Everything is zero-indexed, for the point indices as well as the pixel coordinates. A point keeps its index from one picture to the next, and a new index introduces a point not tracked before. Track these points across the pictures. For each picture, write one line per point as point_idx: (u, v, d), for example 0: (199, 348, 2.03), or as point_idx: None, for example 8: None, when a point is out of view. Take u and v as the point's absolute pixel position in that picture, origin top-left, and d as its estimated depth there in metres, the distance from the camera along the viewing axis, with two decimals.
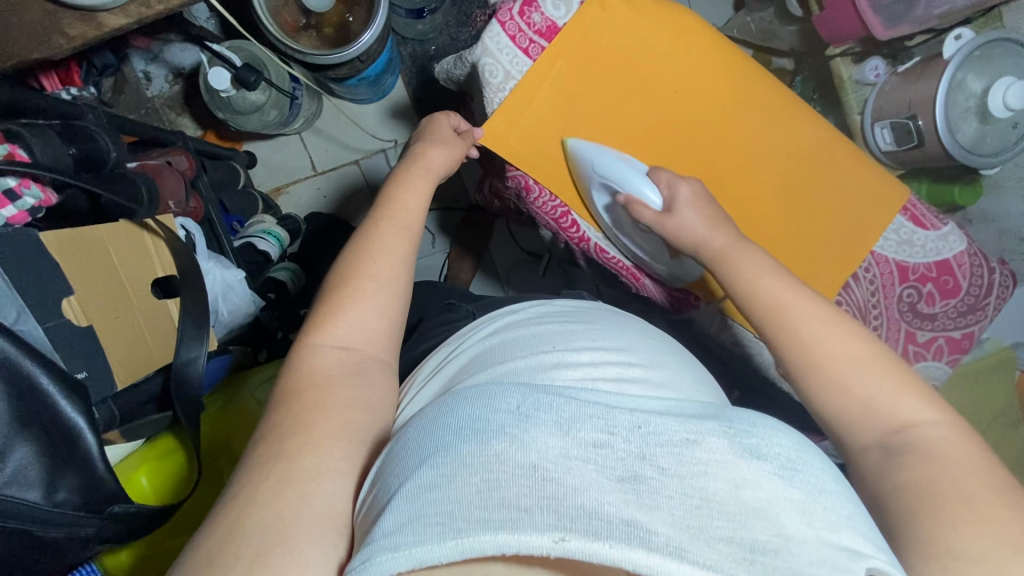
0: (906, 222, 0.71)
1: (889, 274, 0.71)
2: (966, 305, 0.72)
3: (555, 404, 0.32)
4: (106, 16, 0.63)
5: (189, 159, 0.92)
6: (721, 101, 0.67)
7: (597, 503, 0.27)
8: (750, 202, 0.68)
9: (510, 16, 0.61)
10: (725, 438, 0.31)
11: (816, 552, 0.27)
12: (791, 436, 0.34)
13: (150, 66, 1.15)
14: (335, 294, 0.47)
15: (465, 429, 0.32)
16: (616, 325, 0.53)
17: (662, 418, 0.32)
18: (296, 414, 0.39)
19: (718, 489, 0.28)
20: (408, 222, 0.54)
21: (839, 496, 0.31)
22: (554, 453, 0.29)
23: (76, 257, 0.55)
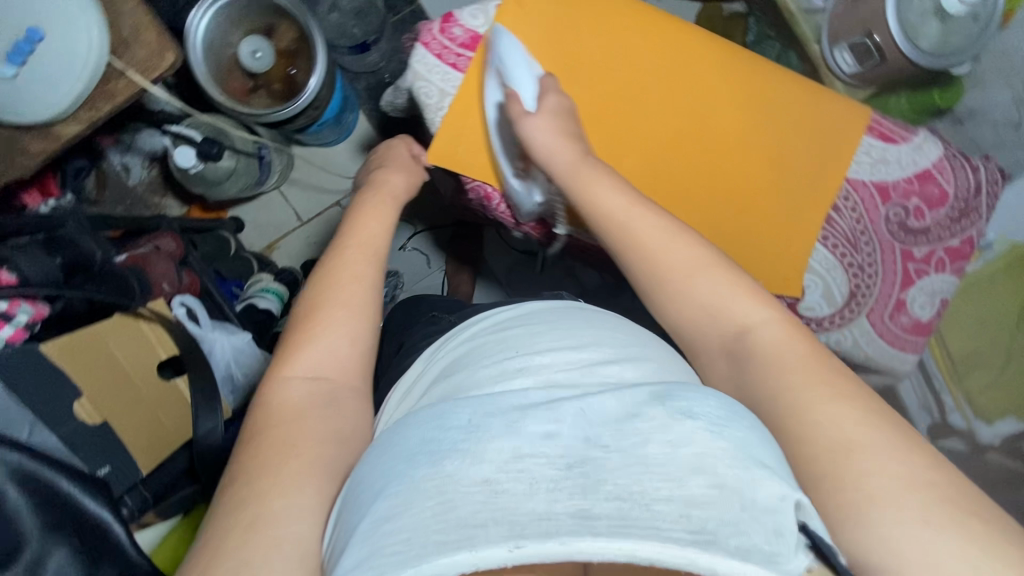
0: (874, 141, 0.69)
1: (871, 197, 0.69)
2: (956, 210, 0.70)
3: (501, 413, 0.35)
4: (61, 126, 0.65)
5: (175, 239, 0.96)
6: (660, 68, 0.66)
7: (547, 503, 0.30)
8: (710, 160, 0.67)
9: (432, 36, 0.63)
10: (662, 405, 0.35)
11: (744, 497, 0.30)
12: (722, 398, 0.37)
13: (126, 157, 1.17)
14: (303, 329, 0.51)
15: (420, 453, 0.34)
16: (571, 316, 0.54)
17: (602, 402, 0.36)
18: (265, 454, 0.42)
19: (659, 455, 0.32)
20: (371, 251, 0.56)
21: (763, 447, 0.34)
22: (502, 460, 0.32)
23: (81, 360, 0.59)
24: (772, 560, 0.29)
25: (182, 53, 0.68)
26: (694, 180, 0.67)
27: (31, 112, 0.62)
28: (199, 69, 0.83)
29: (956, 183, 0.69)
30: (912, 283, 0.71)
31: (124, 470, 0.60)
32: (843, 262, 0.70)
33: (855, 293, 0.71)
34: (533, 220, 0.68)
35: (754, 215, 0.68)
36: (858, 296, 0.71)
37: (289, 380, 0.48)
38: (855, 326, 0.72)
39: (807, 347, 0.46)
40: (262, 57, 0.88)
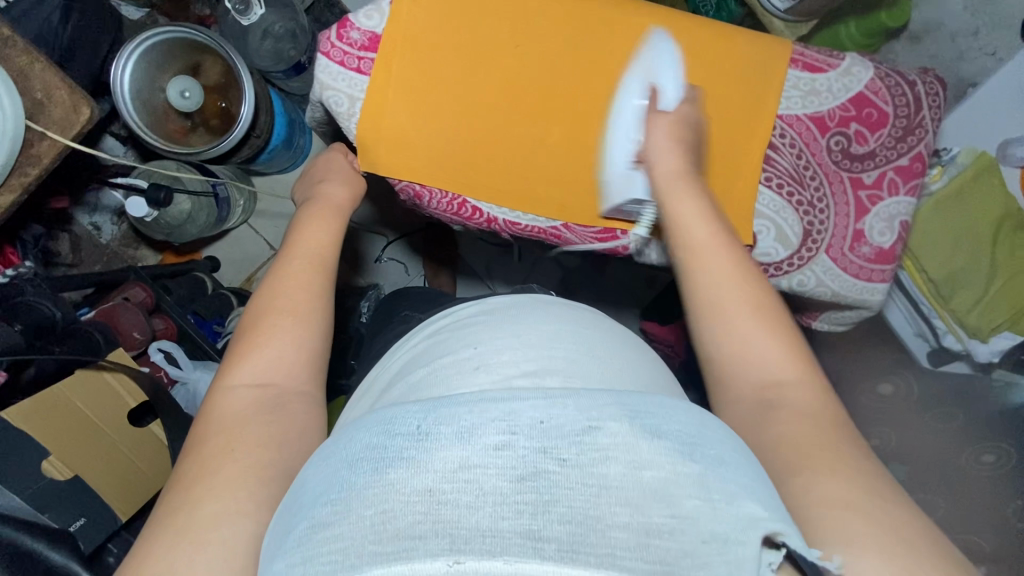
0: (801, 72, 0.67)
1: (807, 131, 0.68)
2: (899, 129, 0.68)
3: (453, 415, 0.32)
4: None
5: (144, 287, 0.97)
6: (571, 38, 0.65)
7: (493, 519, 0.28)
8: (636, 122, 0.66)
9: (331, 45, 0.62)
10: (627, 419, 0.32)
11: (708, 527, 0.28)
12: (691, 410, 0.35)
13: (95, 215, 1.19)
14: (247, 337, 0.50)
15: (364, 458, 0.32)
16: (534, 312, 0.52)
17: (563, 407, 0.32)
18: (197, 459, 0.41)
19: (618, 476, 0.29)
20: (314, 257, 0.55)
21: (735, 467, 0.32)
22: (448, 470, 0.30)
23: (44, 420, 0.61)
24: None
25: (97, 104, 0.69)
26: (624, 143, 0.66)
27: None
28: (131, 117, 0.84)
29: (894, 101, 0.67)
30: (867, 210, 0.69)
31: (100, 519, 0.62)
32: (791, 200, 0.68)
33: (810, 231, 0.69)
34: (467, 210, 0.67)
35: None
36: (813, 233, 0.69)
37: (229, 386, 0.47)
38: (815, 264, 0.70)
39: (743, 338, 0.47)
40: (191, 96, 0.88)
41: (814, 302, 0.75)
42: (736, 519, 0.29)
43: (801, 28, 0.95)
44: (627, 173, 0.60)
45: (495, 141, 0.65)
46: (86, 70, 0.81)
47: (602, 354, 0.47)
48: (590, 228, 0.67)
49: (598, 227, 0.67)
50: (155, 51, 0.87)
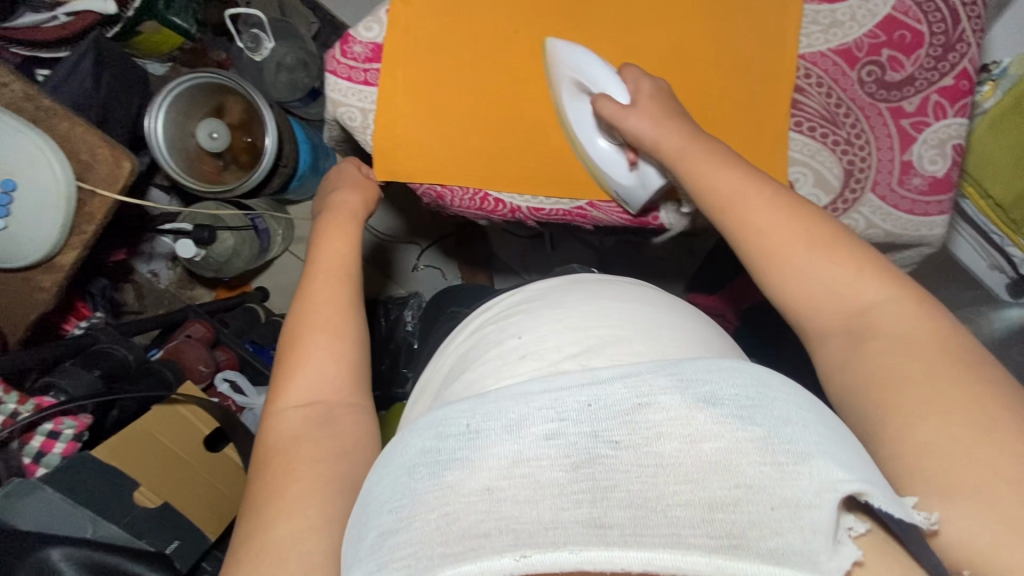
0: (818, 6, 0.63)
1: (834, 67, 0.64)
2: (937, 48, 0.63)
3: (501, 410, 0.33)
4: (61, 256, 0.72)
5: (204, 323, 1.03)
6: (569, 18, 0.64)
7: (553, 511, 0.28)
8: (649, 89, 0.64)
9: (336, 61, 0.63)
10: (679, 392, 0.31)
11: (777, 494, 0.27)
12: (746, 372, 0.34)
13: (152, 263, 1.26)
14: (289, 354, 0.51)
15: (421, 464, 0.33)
16: (577, 295, 0.51)
17: (609, 387, 0.32)
18: (268, 480, 0.43)
19: (677, 452, 0.29)
20: (343, 269, 0.56)
21: (802, 424, 0.31)
22: (504, 466, 0.30)
23: (128, 453, 0.66)
24: (812, 561, 0.26)
25: (136, 156, 0.73)
26: None
27: (34, 251, 0.70)
28: (168, 165, 0.89)
29: (926, 19, 0.63)
30: (913, 139, 0.64)
31: (192, 541, 0.66)
32: (826, 142, 0.65)
33: (853, 173, 0.65)
34: (491, 203, 0.67)
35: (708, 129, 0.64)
36: (856, 172, 0.65)
37: (278, 409, 0.48)
38: (862, 206, 0.66)
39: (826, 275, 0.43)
40: (219, 136, 0.93)
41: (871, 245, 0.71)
42: (806, 479, 0.28)
43: None
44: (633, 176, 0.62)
45: (511, 131, 0.65)
46: (124, 127, 0.87)
47: (638, 323, 0.47)
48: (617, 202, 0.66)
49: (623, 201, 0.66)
50: (182, 99, 0.91)
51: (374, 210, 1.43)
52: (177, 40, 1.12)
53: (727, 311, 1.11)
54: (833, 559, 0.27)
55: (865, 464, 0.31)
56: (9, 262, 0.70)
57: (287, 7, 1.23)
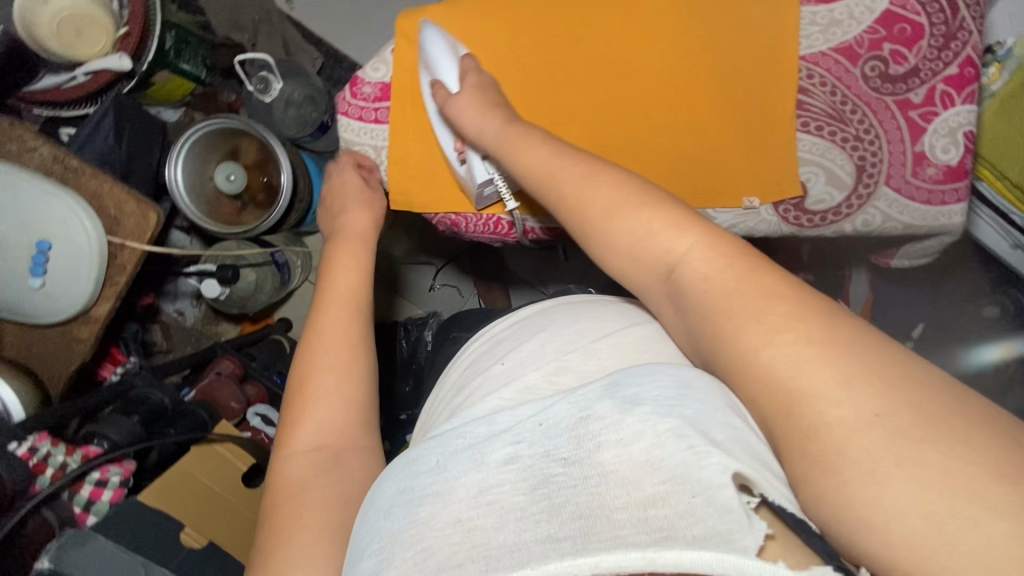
0: (815, 7, 0.63)
1: (836, 65, 0.64)
2: (939, 38, 0.63)
3: (466, 447, 0.37)
4: (95, 308, 0.75)
5: (232, 359, 1.06)
6: (565, 45, 0.65)
7: (516, 533, 0.31)
8: (650, 109, 0.65)
9: (347, 103, 0.66)
10: (609, 401, 0.35)
11: (694, 482, 0.30)
12: (674, 374, 0.37)
13: (177, 302, 1.29)
14: (299, 394, 0.51)
15: (399, 504, 0.36)
16: (561, 319, 0.53)
17: (555, 410, 0.36)
18: (284, 526, 0.43)
19: (613, 458, 0.32)
20: (351, 304, 0.55)
21: (722, 418, 0.33)
22: (471, 497, 0.34)
23: (171, 493, 0.68)
24: (727, 540, 0.28)
25: (161, 207, 0.76)
26: (645, 125, 0.65)
27: (71, 306, 0.73)
28: (190, 211, 0.92)
29: (925, 10, 0.63)
30: (923, 130, 0.64)
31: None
32: (835, 139, 0.65)
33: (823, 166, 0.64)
34: (506, 226, 0.68)
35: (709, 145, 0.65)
36: (868, 167, 0.65)
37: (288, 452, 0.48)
38: (877, 200, 0.66)
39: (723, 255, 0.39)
40: (235, 178, 0.96)
41: (893, 237, 0.70)
42: (721, 467, 0.31)
43: None
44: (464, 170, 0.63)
45: None
46: (146, 178, 0.90)
47: (627, 339, 0.47)
48: None
49: None
50: (198, 146, 0.94)
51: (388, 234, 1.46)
52: (188, 87, 1.17)
53: None
54: (750, 536, 0.29)
55: (767, 453, 0.34)
56: (49, 317, 0.73)
57: (293, 48, 1.28)
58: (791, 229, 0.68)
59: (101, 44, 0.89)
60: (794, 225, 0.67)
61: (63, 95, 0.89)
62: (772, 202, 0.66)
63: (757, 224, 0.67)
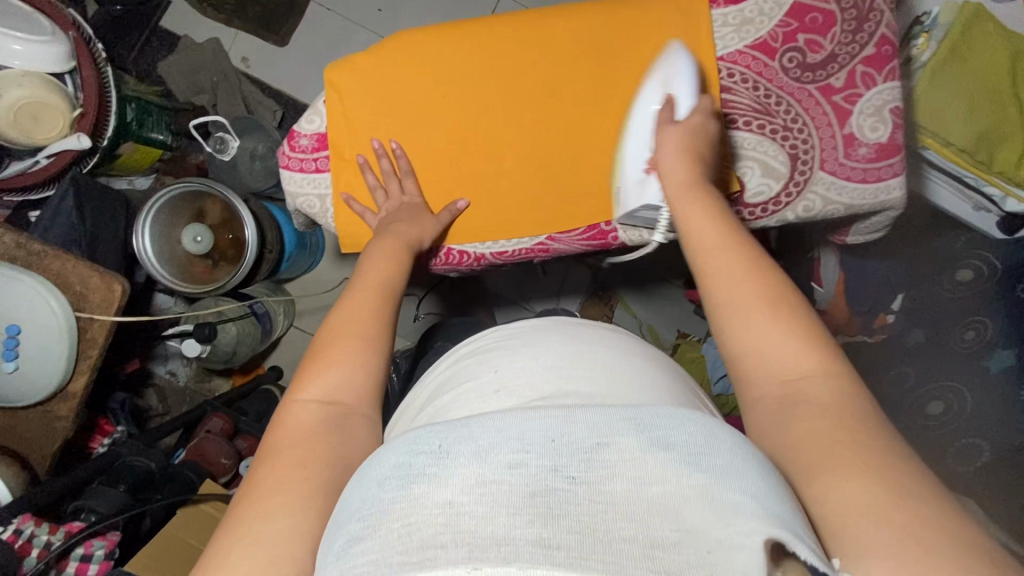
0: (725, 9, 0.65)
1: (754, 61, 0.65)
2: (852, 22, 0.64)
3: (472, 436, 0.35)
4: (71, 384, 0.76)
5: (222, 416, 1.06)
6: (492, 93, 0.65)
7: (507, 527, 0.30)
8: (579, 148, 0.66)
9: (286, 157, 0.68)
10: (635, 434, 0.34)
11: (710, 536, 0.29)
12: (699, 420, 0.36)
13: (169, 362, 1.30)
14: (318, 354, 0.49)
15: (392, 476, 0.34)
16: (551, 338, 0.52)
17: (577, 427, 0.35)
18: (274, 481, 0.41)
19: (626, 491, 0.31)
20: (371, 287, 0.54)
21: (744, 471, 0.32)
22: (467, 484, 0.32)
23: (160, 558, 0.72)
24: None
25: (126, 278, 0.78)
26: (577, 143, 0.66)
27: (46, 386, 0.74)
28: (164, 277, 0.94)
29: None
30: (849, 112, 0.65)
31: None
32: (763, 132, 0.66)
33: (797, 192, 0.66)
34: (456, 257, 0.70)
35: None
36: (800, 155, 0.67)
37: (301, 401, 0.47)
38: (814, 185, 0.67)
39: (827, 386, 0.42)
40: (202, 239, 0.98)
41: (843, 216, 0.70)
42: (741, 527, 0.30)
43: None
44: (640, 179, 0.60)
45: (463, 188, 0.67)
46: (114, 250, 0.93)
47: (611, 375, 0.48)
48: (573, 232, 0.69)
49: (580, 229, 0.69)
50: (163, 211, 0.97)
51: None
52: (156, 154, 1.19)
53: None
54: None
55: (791, 511, 0.32)
56: (27, 399, 0.75)
57: (252, 102, 1.31)
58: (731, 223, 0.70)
59: (59, 126, 0.92)
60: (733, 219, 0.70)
61: (26, 181, 0.91)
62: None
63: None
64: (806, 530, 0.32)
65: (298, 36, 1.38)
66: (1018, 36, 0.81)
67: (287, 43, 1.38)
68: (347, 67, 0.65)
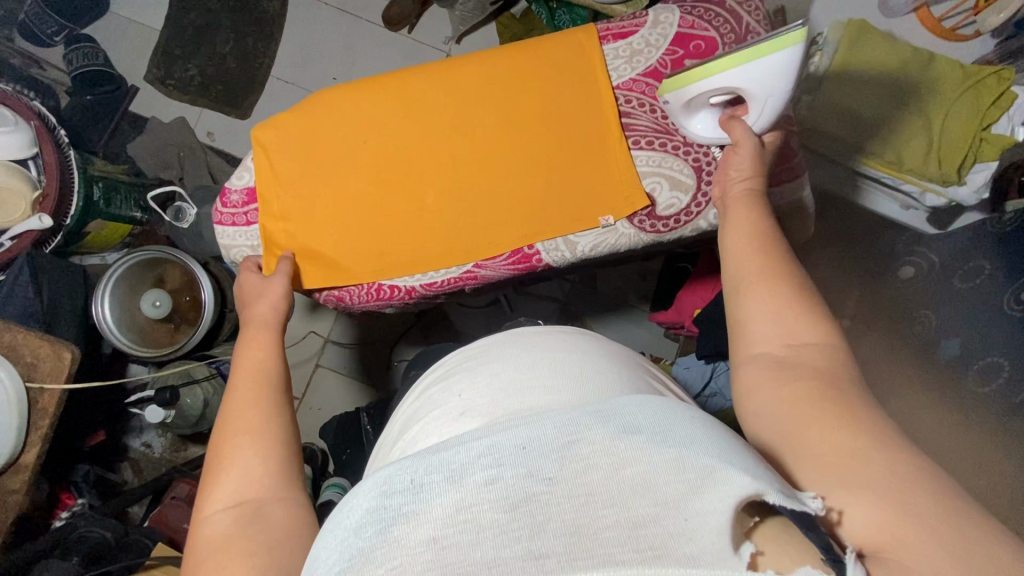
0: (615, 43, 0.71)
1: (647, 87, 0.71)
2: (732, 43, 0.71)
3: (444, 462, 0.33)
4: (23, 456, 0.76)
5: (187, 480, 1.05)
6: (388, 163, 0.70)
7: (495, 550, 0.29)
8: (488, 201, 0.70)
9: (220, 212, 0.72)
10: (604, 424, 0.33)
11: (687, 512, 0.30)
12: (663, 403, 0.35)
13: (143, 435, 1.26)
14: (233, 424, 0.49)
15: (367, 523, 0.31)
16: (512, 347, 0.51)
17: (545, 427, 0.34)
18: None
19: (602, 480, 0.31)
20: (260, 374, 0.53)
21: (710, 442, 0.32)
22: (447, 516, 0.30)
23: None
24: (722, 557, 0.29)
25: (76, 345, 0.80)
26: (499, 171, 0.70)
27: None
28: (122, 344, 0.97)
29: (712, 25, 0.71)
30: None
31: None
32: (666, 149, 0.71)
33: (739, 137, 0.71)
34: (389, 293, 0.74)
35: (559, 204, 0.71)
36: (704, 167, 0.71)
37: (208, 512, 0.44)
38: None
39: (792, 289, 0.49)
40: (161, 303, 1.00)
41: None
42: (716, 491, 0.30)
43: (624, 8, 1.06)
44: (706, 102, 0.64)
45: (392, 225, 0.70)
46: (73, 322, 0.97)
47: (572, 371, 0.47)
48: (499, 259, 0.72)
49: (505, 255, 0.72)
50: (122, 282, 1.00)
51: (334, 325, 1.42)
52: (126, 229, 1.22)
53: (687, 322, 1.24)
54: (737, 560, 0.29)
55: (757, 462, 0.33)
56: None
57: (216, 172, 1.38)
58: (648, 236, 0.74)
59: (20, 208, 0.96)
60: (646, 232, 0.74)
61: None
62: (626, 217, 0.72)
63: (619, 239, 0.73)
64: (771, 480, 0.32)
65: (258, 108, 1.47)
66: (906, 46, 0.87)
67: (249, 116, 1.46)
68: (272, 127, 0.70)
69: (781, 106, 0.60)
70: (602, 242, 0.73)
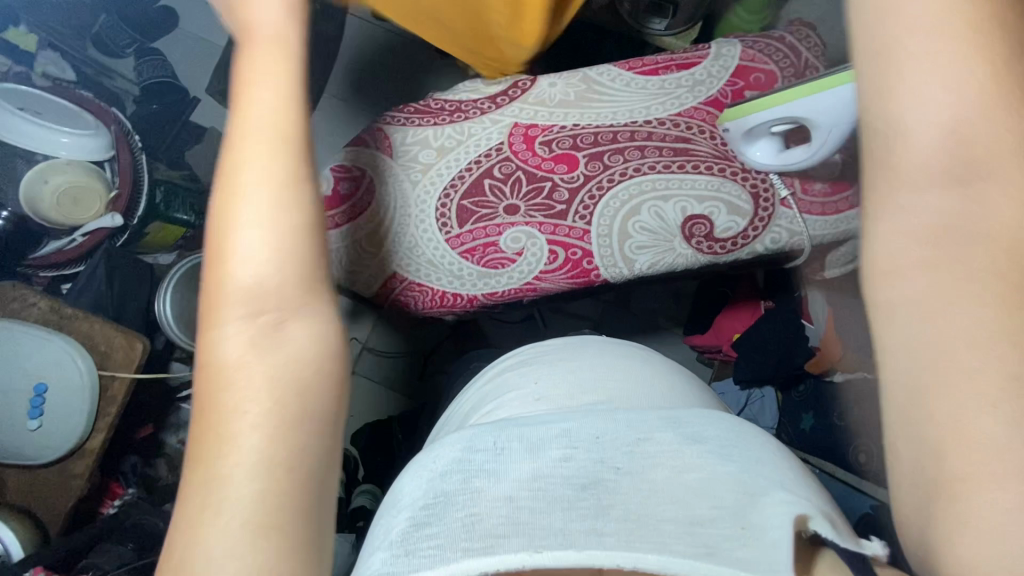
0: (678, 73, 0.76)
1: (708, 115, 0.75)
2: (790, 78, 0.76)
3: (523, 433, 0.38)
4: (90, 440, 0.80)
5: None
6: None
7: (563, 520, 0.32)
8: None
9: None
10: (671, 430, 0.38)
11: (749, 523, 0.31)
12: (729, 425, 0.40)
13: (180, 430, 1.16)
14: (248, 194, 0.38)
15: (455, 469, 0.37)
16: (584, 350, 0.54)
17: (617, 425, 0.39)
18: None
19: (665, 478, 0.34)
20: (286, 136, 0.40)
21: (771, 468, 0.36)
22: (524, 480, 0.34)
23: None
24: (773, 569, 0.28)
25: (147, 336, 0.84)
26: None
27: (66, 439, 0.78)
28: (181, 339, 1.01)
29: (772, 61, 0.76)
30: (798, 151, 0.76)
31: None
32: (726, 174, 0.74)
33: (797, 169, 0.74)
34: (452, 300, 0.78)
35: None
36: (762, 193, 0.74)
37: (222, 330, 0.35)
38: (778, 219, 0.75)
39: None
40: None
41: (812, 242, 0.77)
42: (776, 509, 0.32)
43: (676, 40, 1.10)
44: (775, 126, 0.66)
45: None
46: None
47: (647, 383, 0.48)
48: (559, 273, 0.75)
49: (564, 268, 0.75)
50: (183, 280, 1.05)
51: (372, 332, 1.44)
52: None
53: (723, 346, 1.25)
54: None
55: (815, 498, 0.35)
56: (48, 455, 0.78)
57: None
58: (708, 258, 0.77)
59: (95, 209, 1.02)
60: (705, 253, 0.76)
61: (63, 256, 1.02)
62: (683, 236, 0.75)
63: (676, 258, 0.76)
64: (826, 510, 0.34)
65: None
66: None
67: None
68: None
69: (843, 137, 0.63)
70: (662, 260, 0.76)
